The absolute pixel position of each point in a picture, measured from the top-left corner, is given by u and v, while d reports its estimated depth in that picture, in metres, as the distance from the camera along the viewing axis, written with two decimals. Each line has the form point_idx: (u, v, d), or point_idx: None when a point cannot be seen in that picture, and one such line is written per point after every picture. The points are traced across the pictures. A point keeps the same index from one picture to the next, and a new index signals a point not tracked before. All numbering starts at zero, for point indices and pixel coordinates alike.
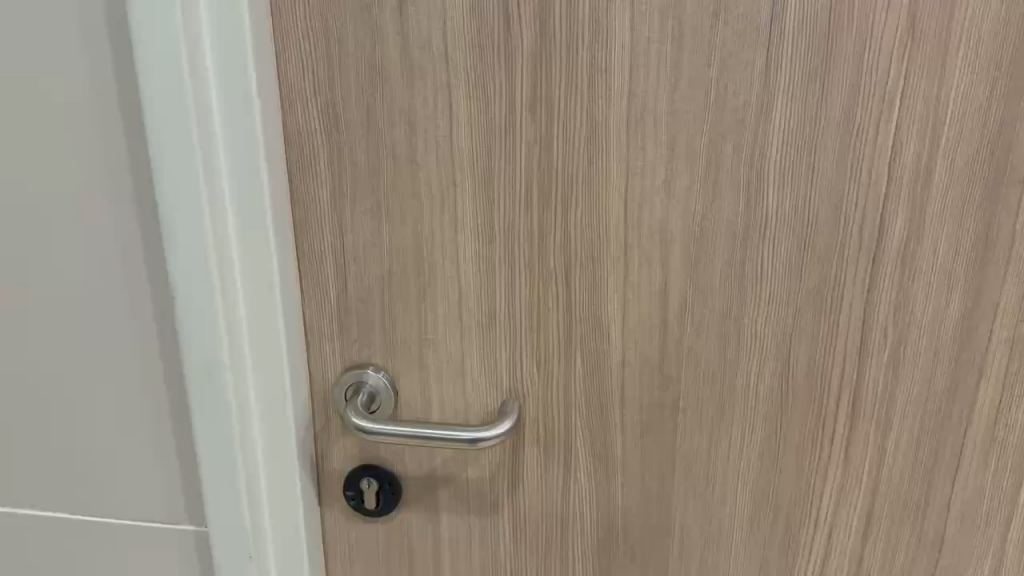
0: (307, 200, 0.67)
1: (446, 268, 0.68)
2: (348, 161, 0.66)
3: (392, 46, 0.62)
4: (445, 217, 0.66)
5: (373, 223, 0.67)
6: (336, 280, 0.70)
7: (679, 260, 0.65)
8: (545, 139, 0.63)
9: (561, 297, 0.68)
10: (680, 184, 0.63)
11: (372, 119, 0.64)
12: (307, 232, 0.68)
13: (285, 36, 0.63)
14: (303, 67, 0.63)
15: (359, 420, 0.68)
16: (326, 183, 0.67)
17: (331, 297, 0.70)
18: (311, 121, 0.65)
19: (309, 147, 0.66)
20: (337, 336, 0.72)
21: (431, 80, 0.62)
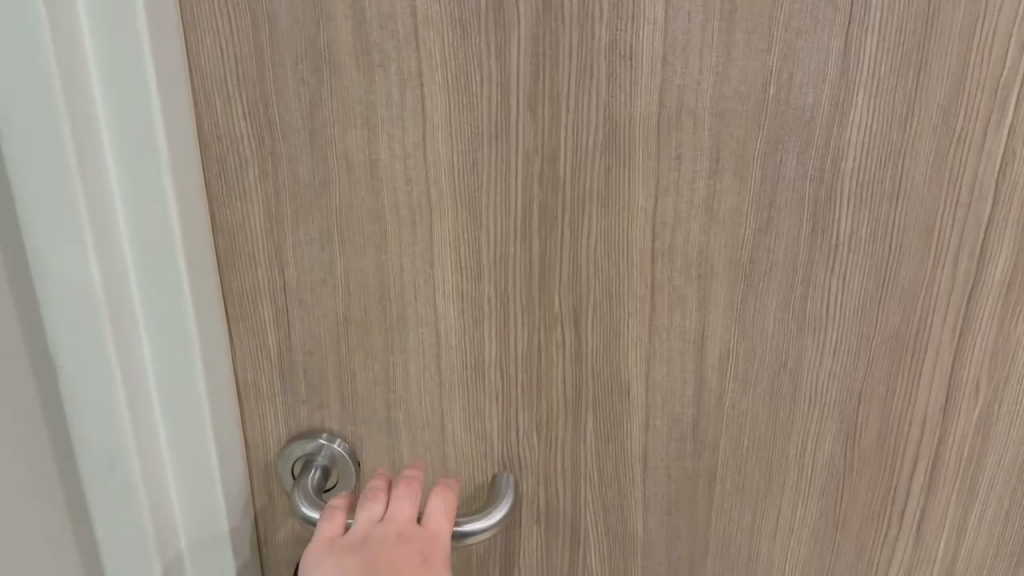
0: (233, 227, 0.51)
1: (420, 312, 0.53)
2: (288, 177, 0.50)
3: (342, 24, 0.45)
4: (417, 247, 0.51)
5: (323, 256, 0.52)
6: (277, 328, 0.54)
7: (723, 301, 0.51)
8: (550, 147, 0.48)
9: (568, 347, 0.53)
10: (726, 205, 0.48)
11: (318, 122, 0.48)
12: (236, 268, 0.52)
13: (195, 9, 0.45)
14: (222, 53, 0.46)
15: (307, 509, 0.53)
16: (258, 205, 0.50)
17: (270, 349, 0.54)
18: (236, 125, 0.48)
19: (236, 159, 0.49)
20: (279, 397, 0.56)
21: (396, 70, 0.46)
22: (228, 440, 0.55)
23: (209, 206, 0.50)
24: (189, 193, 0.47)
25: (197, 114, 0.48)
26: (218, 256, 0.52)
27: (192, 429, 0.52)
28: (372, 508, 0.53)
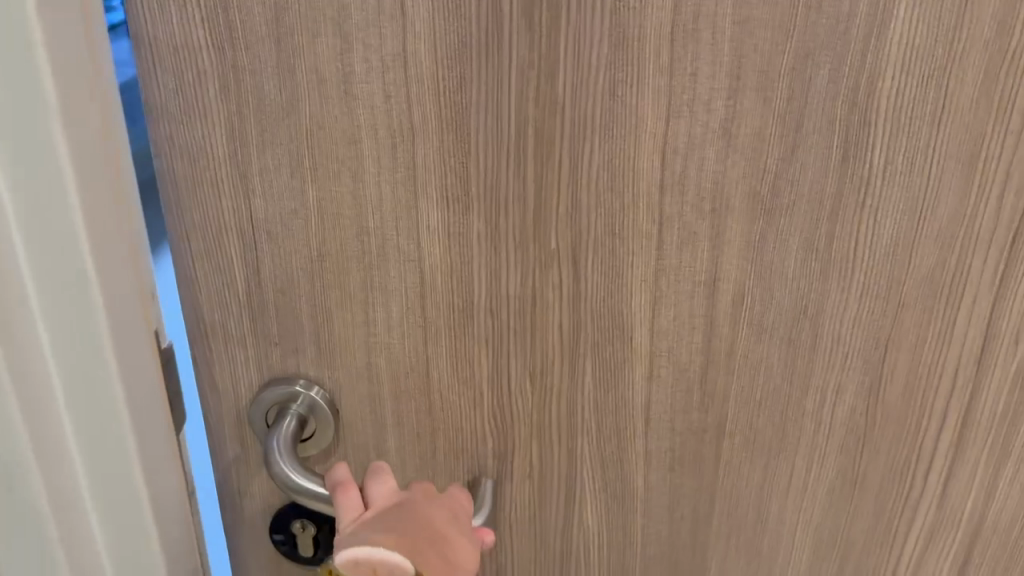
0: (194, 150, 0.46)
1: (402, 248, 0.47)
2: (252, 92, 0.44)
3: None
4: (399, 176, 0.45)
5: (294, 183, 0.46)
6: (245, 263, 0.49)
7: (739, 239, 0.46)
8: (548, 60, 0.42)
9: (565, 289, 0.48)
10: (746, 130, 0.43)
11: (285, 30, 0.42)
12: (200, 195, 0.47)
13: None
14: None
15: (289, 472, 0.50)
16: (220, 125, 0.45)
17: (239, 286, 0.50)
18: (191, 29, 0.43)
19: (192, 71, 0.44)
20: (251, 338, 0.51)
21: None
22: (157, 445, 0.47)
23: (164, 126, 0.45)
24: (92, 145, 0.39)
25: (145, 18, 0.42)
26: (175, 182, 0.47)
27: (109, 427, 0.43)
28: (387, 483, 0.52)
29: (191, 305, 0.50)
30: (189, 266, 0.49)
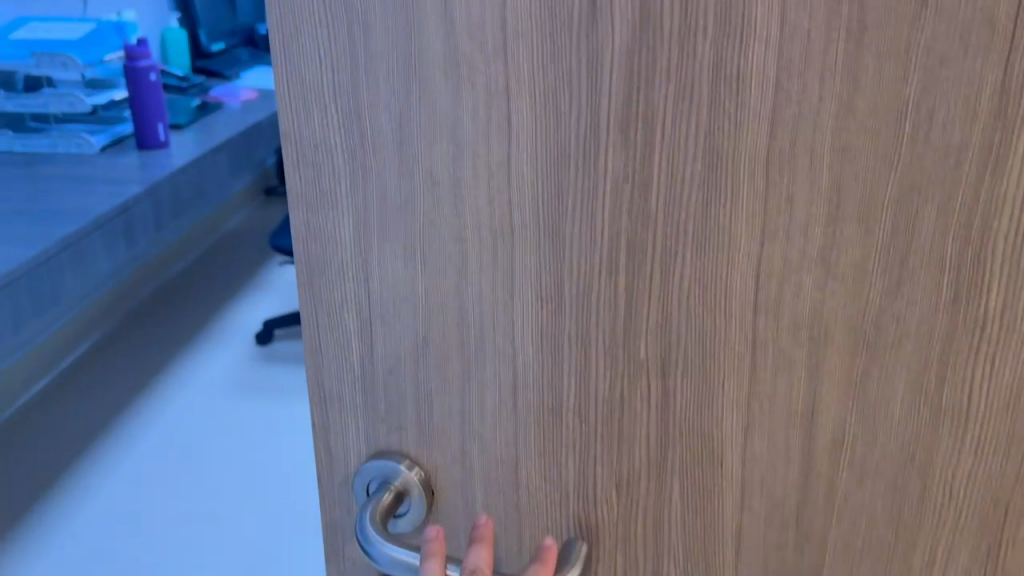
0: (324, 236, 0.51)
1: (499, 342, 0.49)
2: (375, 189, 0.48)
3: (430, 37, 0.44)
4: (497, 273, 0.47)
5: (407, 272, 0.50)
6: (361, 341, 0.53)
7: (838, 373, 0.43)
8: (641, 175, 0.43)
9: (653, 401, 0.47)
10: (847, 260, 0.41)
11: (404, 135, 0.46)
12: (326, 277, 0.52)
13: (295, 15, 0.46)
14: (320, 59, 0.47)
15: (413, 558, 0.51)
16: (347, 214, 0.50)
17: (354, 361, 0.53)
18: (330, 132, 0.48)
19: (326, 165, 0.49)
20: (361, 411, 0.55)
21: (484, 84, 0.44)
22: None
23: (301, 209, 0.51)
24: None
25: (292, 116, 0.49)
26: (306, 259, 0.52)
27: None
28: (440, 527, 0.54)
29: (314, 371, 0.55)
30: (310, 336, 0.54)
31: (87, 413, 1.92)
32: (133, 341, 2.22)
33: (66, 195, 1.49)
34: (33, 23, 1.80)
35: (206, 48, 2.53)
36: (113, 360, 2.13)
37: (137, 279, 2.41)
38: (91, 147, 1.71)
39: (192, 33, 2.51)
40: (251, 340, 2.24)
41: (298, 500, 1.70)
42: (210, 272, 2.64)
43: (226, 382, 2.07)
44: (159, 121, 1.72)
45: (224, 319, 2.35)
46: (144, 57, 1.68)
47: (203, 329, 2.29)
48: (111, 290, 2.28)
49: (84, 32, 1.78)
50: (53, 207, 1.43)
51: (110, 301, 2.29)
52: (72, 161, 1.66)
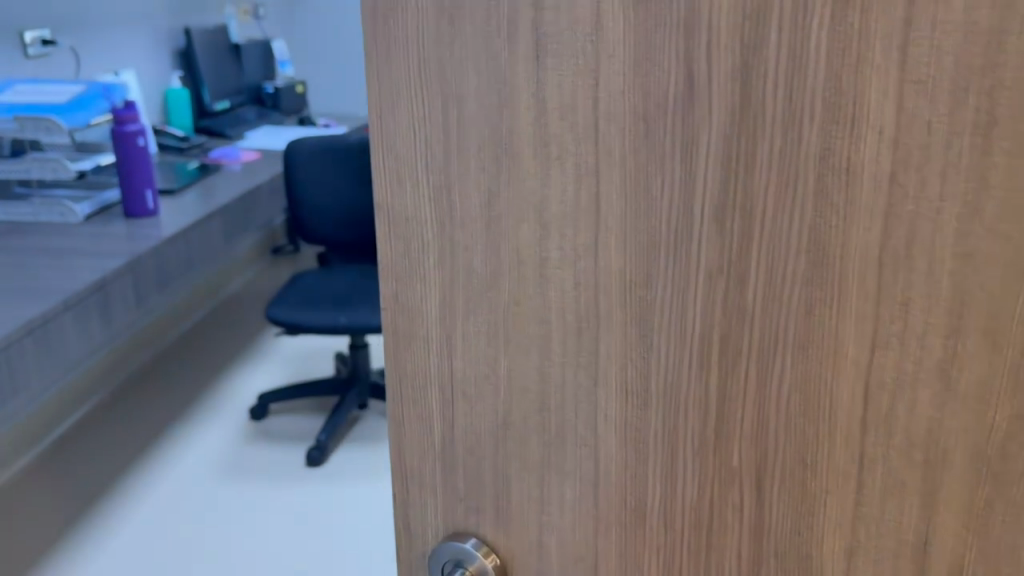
0: (408, 307, 0.49)
1: (580, 433, 0.46)
2: (462, 266, 0.46)
3: (523, 113, 0.42)
4: (580, 359, 0.45)
5: (490, 351, 0.47)
6: (442, 416, 0.50)
7: (958, 501, 0.38)
8: (739, 267, 0.39)
9: (747, 513, 0.43)
10: (970, 378, 0.36)
11: (493, 211, 0.45)
12: (409, 348, 0.50)
13: (390, 91, 0.45)
14: (413, 131, 0.45)
15: None
16: (433, 286, 0.48)
17: (434, 437, 0.51)
18: (421, 204, 0.47)
19: (415, 244, 0.47)
20: (436, 490, 0.52)
21: (573, 164, 0.42)
22: None
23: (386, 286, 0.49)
24: None
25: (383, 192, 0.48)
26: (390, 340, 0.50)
27: None
28: None
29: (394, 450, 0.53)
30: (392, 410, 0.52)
31: (73, 484, 1.88)
32: (134, 408, 2.19)
33: (47, 271, 1.46)
34: (19, 84, 1.78)
35: (208, 107, 2.72)
36: (100, 431, 2.09)
37: (134, 345, 2.41)
38: (75, 216, 1.70)
39: (196, 92, 2.71)
40: (245, 412, 2.18)
41: (318, 558, 1.67)
42: (215, 331, 2.70)
43: (238, 440, 2.07)
44: (148, 188, 1.74)
45: (217, 389, 2.32)
46: (134, 122, 1.69)
47: (193, 401, 2.24)
48: (105, 358, 2.26)
49: (71, 92, 1.76)
50: (31, 286, 1.39)
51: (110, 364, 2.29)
52: (57, 231, 1.65)
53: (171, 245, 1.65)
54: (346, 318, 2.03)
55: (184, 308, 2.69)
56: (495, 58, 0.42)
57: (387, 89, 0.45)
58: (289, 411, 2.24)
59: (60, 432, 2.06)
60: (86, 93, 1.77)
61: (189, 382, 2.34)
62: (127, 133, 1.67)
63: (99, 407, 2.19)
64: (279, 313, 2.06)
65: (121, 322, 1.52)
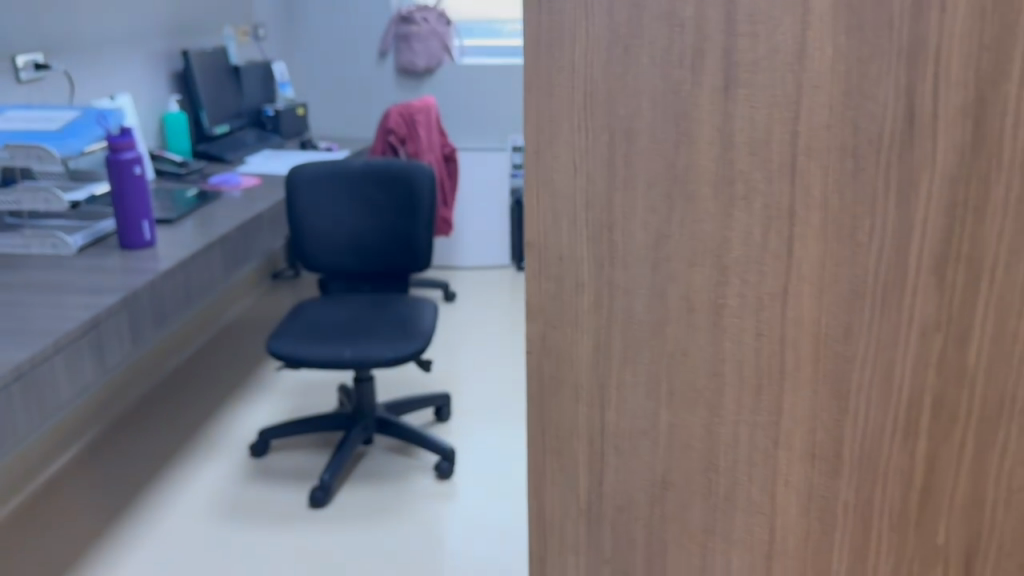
0: (619, 343, 0.54)
1: (789, 462, 0.50)
2: (682, 306, 0.52)
3: (755, 172, 0.48)
4: (797, 394, 0.49)
5: (705, 384, 0.52)
6: (648, 444, 0.55)
7: None
8: (962, 314, 0.44)
9: (959, 542, 0.46)
10: None
11: (717, 255, 0.50)
12: (616, 381, 0.55)
13: (553, 127, 0.53)
14: (642, 183, 0.51)
15: None
16: (648, 323, 0.53)
17: (639, 464, 0.55)
18: (640, 246, 0.52)
19: (569, 253, 0.55)
20: (640, 516, 0.56)
21: (800, 218, 0.47)
22: None
23: (539, 294, 0.57)
24: None
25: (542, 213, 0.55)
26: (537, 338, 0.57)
27: None
28: None
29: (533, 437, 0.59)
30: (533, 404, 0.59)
31: (62, 540, 2.18)
32: (117, 474, 2.51)
33: (39, 314, 1.65)
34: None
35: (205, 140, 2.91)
36: (80, 498, 2.37)
37: (97, 404, 2.75)
38: (68, 247, 2.03)
39: None
40: (246, 450, 2.66)
41: None
42: (183, 397, 3.02)
43: (207, 508, 2.35)
44: (143, 219, 2.09)
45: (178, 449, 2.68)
46: (126, 156, 2.00)
47: (166, 464, 2.58)
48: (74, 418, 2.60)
49: (65, 126, 2.06)
50: (25, 326, 1.59)
51: (77, 420, 2.64)
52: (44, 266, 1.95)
53: (149, 292, 1.87)
54: (351, 351, 2.38)
55: (138, 376, 3.04)
56: (729, 123, 0.48)
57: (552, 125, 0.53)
58: (287, 447, 2.72)
59: (36, 489, 2.40)
60: (78, 122, 2.12)
61: (148, 443, 2.69)
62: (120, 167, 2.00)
63: (80, 471, 2.52)
64: (283, 346, 2.43)
65: (114, 360, 1.75)
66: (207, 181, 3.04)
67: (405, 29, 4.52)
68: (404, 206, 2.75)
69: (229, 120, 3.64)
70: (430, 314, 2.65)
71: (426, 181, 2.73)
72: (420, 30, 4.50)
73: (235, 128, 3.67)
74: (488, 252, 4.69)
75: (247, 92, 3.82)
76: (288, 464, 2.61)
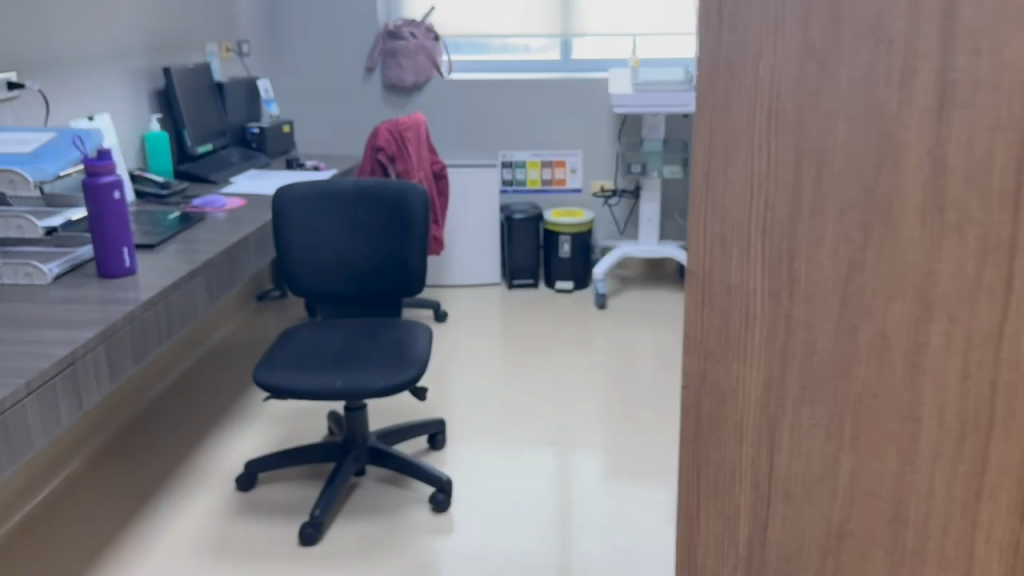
0: (811, 384, 0.60)
1: (984, 497, 0.56)
2: (881, 354, 0.58)
3: (958, 236, 0.54)
4: (992, 438, 0.55)
5: (900, 427, 0.58)
6: (839, 478, 0.61)
7: None
8: None
9: None
10: None
11: (919, 308, 0.56)
12: (808, 419, 0.61)
13: (730, 156, 0.60)
14: (841, 240, 0.57)
15: None
16: (842, 366, 0.59)
17: (828, 494, 0.61)
18: (837, 297, 0.58)
19: (739, 284, 0.62)
20: (827, 542, 0.62)
21: (1002, 278, 0.53)
22: None
23: (704, 326, 0.64)
24: None
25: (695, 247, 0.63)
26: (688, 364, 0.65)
27: None
28: None
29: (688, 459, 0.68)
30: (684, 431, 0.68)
31: None
32: (97, 516, 2.50)
33: (16, 356, 1.69)
34: None
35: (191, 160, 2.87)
36: (57, 543, 2.36)
37: (72, 443, 2.73)
38: (42, 276, 2.11)
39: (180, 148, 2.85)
40: (233, 486, 2.68)
41: None
42: (162, 432, 3.02)
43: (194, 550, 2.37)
44: (123, 246, 2.17)
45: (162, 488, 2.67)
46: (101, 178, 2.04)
47: (149, 505, 2.57)
48: (47, 460, 2.59)
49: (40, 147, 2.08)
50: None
51: (52, 461, 2.62)
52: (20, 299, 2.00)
53: (125, 334, 1.94)
54: (343, 380, 2.34)
55: (116, 409, 3.01)
56: (938, 190, 0.54)
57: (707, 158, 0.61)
58: (274, 480, 2.75)
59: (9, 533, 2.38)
60: (55, 144, 2.13)
61: (131, 483, 2.68)
62: (104, 197, 2.07)
63: (55, 512, 2.50)
64: (267, 375, 2.38)
65: (88, 400, 1.79)
66: (190, 203, 2.99)
67: (392, 44, 4.48)
68: (395, 226, 2.71)
69: (212, 138, 3.58)
70: (423, 339, 2.61)
71: (418, 202, 2.69)
72: (408, 45, 4.46)
73: (218, 147, 3.61)
74: (474, 271, 4.66)
75: (231, 108, 3.76)
76: (275, 498, 2.64)
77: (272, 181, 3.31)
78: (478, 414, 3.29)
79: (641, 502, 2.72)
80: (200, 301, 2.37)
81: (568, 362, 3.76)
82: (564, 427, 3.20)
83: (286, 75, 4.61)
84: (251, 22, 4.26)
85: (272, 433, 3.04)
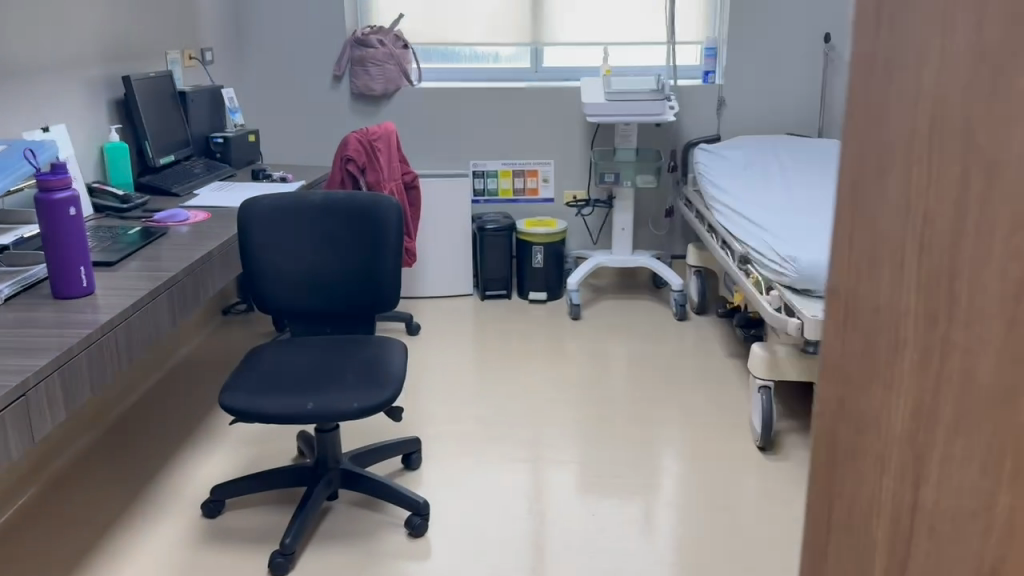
0: (963, 396, 0.63)
1: None
2: None
3: None
4: None
5: None
6: (991, 492, 0.62)
7: None
8: None
9: None
10: None
11: None
12: (959, 431, 0.64)
13: (883, 184, 0.67)
14: (1002, 261, 0.58)
15: None
16: (997, 383, 0.60)
17: (978, 506, 0.64)
18: (992, 315, 0.60)
19: (889, 306, 0.68)
20: (979, 554, 0.64)
21: None
22: None
23: (863, 333, 0.72)
24: None
25: (835, 293, 0.75)
26: (824, 394, 0.79)
27: None
28: None
29: (827, 477, 0.80)
30: (819, 454, 0.82)
31: None
32: (54, 547, 2.38)
33: None
34: None
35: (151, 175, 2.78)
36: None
37: (27, 469, 2.61)
38: None
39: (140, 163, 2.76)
40: (199, 514, 2.58)
41: None
42: (124, 456, 2.90)
43: None
44: (80, 266, 2.07)
45: (126, 515, 2.56)
46: (56, 195, 1.94)
47: (111, 534, 2.46)
48: None
49: None
50: None
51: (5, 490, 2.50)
52: None
53: (81, 360, 1.83)
54: (314, 403, 2.26)
55: (73, 432, 2.89)
56: None
57: (846, 212, 0.72)
58: (242, 505, 2.65)
59: None
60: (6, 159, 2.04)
61: (92, 510, 2.57)
62: (57, 216, 1.96)
63: (8, 545, 2.38)
64: (235, 399, 2.29)
65: (41, 431, 1.68)
66: (152, 217, 2.88)
67: (359, 52, 4.37)
68: (367, 240, 2.62)
69: (175, 149, 3.47)
70: (398, 356, 2.52)
71: (391, 214, 2.60)
72: (376, 53, 4.36)
73: (182, 157, 3.50)
74: (445, 282, 4.58)
75: (195, 118, 3.65)
76: (243, 525, 2.54)
77: (238, 193, 3.21)
78: (453, 430, 3.21)
79: (621, 518, 2.67)
80: (165, 321, 2.28)
81: (544, 375, 3.70)
82: (542, 442, 3.14)
83: (251, 83, 4.50)
84: (216, 29, 4.16)
85: (241, 455, 2.95)
